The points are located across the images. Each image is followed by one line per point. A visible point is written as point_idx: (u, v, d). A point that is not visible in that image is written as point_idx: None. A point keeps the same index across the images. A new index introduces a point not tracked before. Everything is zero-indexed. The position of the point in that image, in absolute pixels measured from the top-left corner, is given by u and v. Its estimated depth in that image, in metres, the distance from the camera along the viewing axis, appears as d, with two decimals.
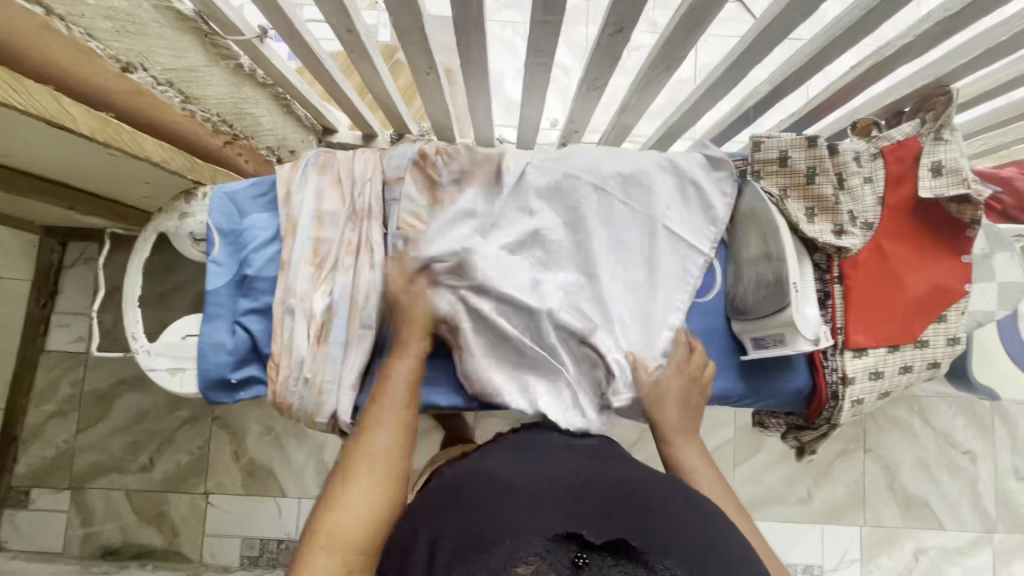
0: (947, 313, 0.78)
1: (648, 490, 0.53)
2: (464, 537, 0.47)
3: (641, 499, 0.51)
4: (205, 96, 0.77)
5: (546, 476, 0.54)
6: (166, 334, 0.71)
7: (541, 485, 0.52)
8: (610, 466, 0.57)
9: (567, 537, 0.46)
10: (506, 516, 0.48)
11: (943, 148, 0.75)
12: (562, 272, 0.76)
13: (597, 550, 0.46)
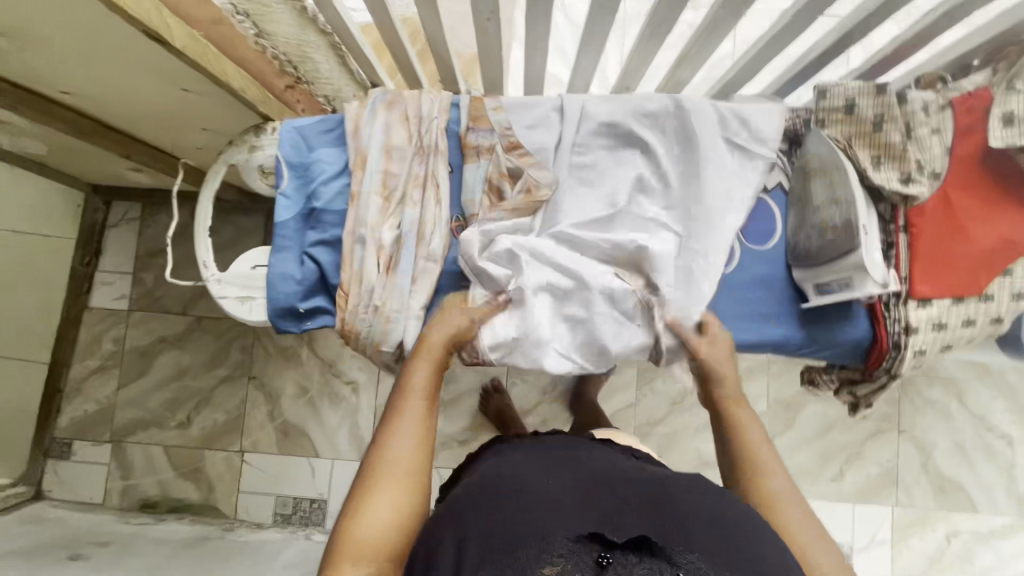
0: (1013, 268, 0.76)
1: (673, 492, 0.55)
2: (494, 535, 0.50)
3: (666, 501, 0.54)
4: (273, 32, 0.77)
5: (569, 478, 0.57)
6: (236, 264, 0.73)
7: (565, 488, 0.55)
8: (629, 471, 0.60)
9: (590, 538, 0.49)
10: (534, 515, 0.51)
11: (1015, 97, 0.73)
12: (632, 212, 0.75)
13: (620, 549, 0.49)
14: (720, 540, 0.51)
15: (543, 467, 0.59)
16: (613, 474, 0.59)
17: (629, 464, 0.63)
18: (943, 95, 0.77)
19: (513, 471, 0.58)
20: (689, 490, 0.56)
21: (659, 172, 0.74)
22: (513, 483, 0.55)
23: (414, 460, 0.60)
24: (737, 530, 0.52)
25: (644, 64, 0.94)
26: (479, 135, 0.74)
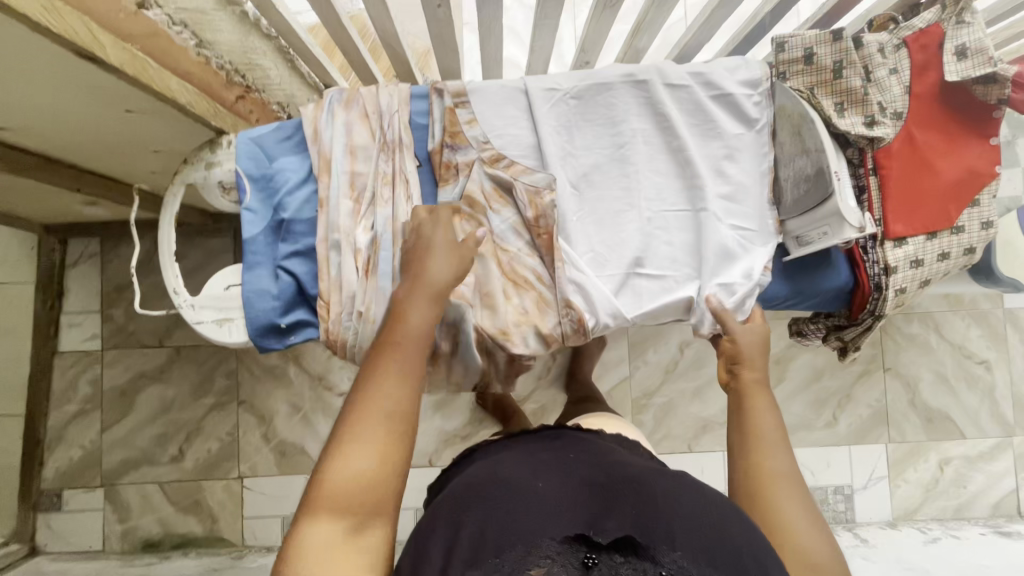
0: (979, 198, 0.78)
1: (659, 480, 0.57)
2: (488, 533, 0.51)
3: (650, 496, 0.55)
4: (217, 42, 0.75)
5: (555, 479, 0.59)
6: (208, 287, 0.70)
7: (553, 495, 0.56)
8: (615, 469, 0.61)
9: (576, 538, 0.50)
10: (523, 519, 0.52)
11: (966, 30, 0.75)
12: (648, 198, 0.76)
13: (606, 551, 0.50)
14: (699, 535, 0.51)
15: (532, 473, 0.60)
16: (602, 474, 0.60)
17: (617, 462, 0.64)
18: (896, 36, 0.79)
19: (506, 474, 0.59)
20: (668, 485, 0.57)
21: (646, 142, 0.76)
22: (505, 486, 0.57)
23: (401, 411, 0.56)
24: (718, 524, 0.52)
25: (601, 38, 0.93)
26: (457, 151, 0.73)
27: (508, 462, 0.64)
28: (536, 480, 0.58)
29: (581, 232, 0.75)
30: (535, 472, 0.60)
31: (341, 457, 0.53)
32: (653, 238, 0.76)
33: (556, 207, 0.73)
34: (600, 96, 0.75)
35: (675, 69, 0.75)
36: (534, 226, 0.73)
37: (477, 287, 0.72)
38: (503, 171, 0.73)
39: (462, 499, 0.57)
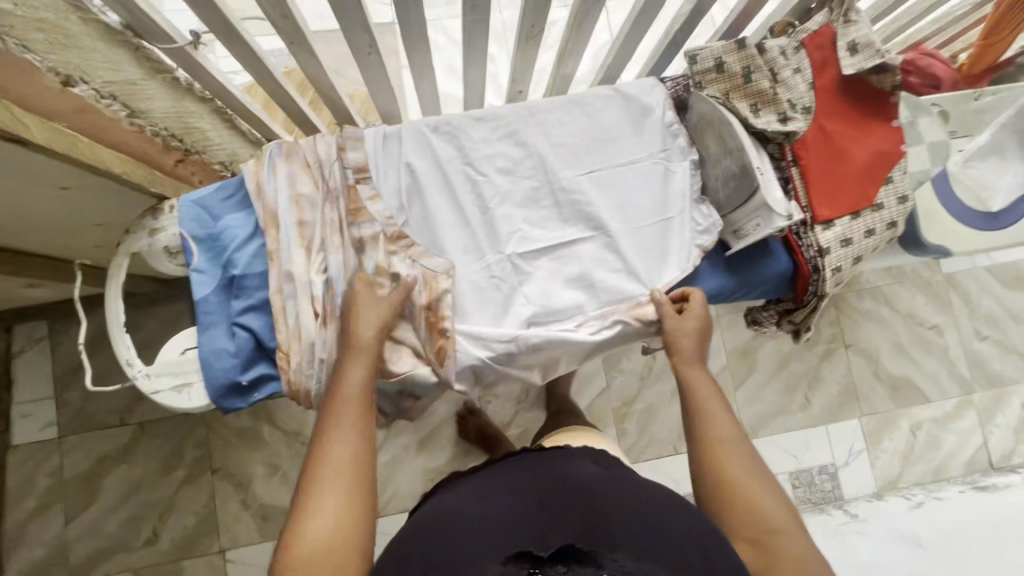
0: (891, 175, 0.85)
1: (602, 489, 0.62)
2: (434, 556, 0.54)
3: (598, 506, 0.59)
4: (150, 110, 0.75)
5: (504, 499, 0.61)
6: (163, 353, 0.68)
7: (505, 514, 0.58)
8: (560, 482, 0.64)
9: (518, 557, 0.52)
10: (472, 545, 0.54)
11: (853, 28, 0.83)
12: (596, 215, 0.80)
13: (548, 563, 0.51)
14: (641, 538, 0.55)
15: (481, 496, 0.63)
16: (549, 486, 0.63)
17: (570, 471, 0.67)
18: (794, 38, 0.86)
19: (455, 503, 0.62)
20: (609, 494, 0.61)
21: (578, 156, 0.81)
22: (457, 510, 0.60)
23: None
24: (656, 522, 0.57)
25: (529, 69, 0.98)
26: (360, 228, 0.72)
27: (465, 488, 0.66)
28: (483, 501, 0.61)
29: (462, 238, 0.77)
30: (485, 494, 0.63)
31: (305, 520, 0.52)
32: (531, 267, 0.78)
33: (451, 289, 0.74)
34: (520, 125, 0.80)
35: (591, 94, 0.82)
36: (429, 312, 0.72)
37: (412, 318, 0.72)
38: (403, 253, 0.73)
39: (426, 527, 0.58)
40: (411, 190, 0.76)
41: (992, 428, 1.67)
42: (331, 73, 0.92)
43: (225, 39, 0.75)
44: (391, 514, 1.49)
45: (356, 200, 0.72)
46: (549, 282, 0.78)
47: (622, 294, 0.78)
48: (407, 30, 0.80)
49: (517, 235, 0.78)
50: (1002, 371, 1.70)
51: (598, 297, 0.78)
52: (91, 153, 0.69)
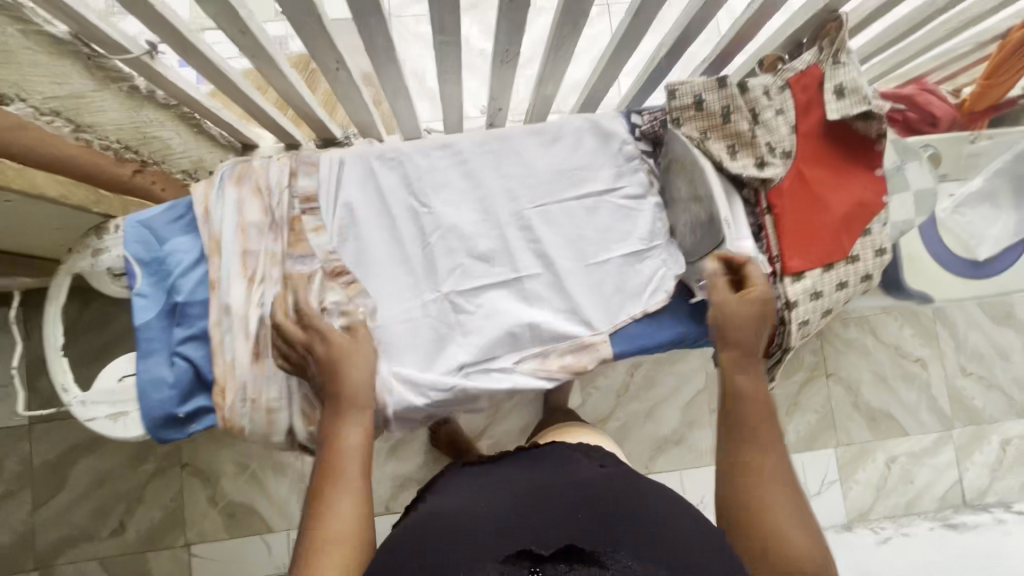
0: (870, 227, 0.82)
1: (602, 488, 0.59)
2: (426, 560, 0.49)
3: (601, 505, 0.56)
4: (100, 124, 0.74)
5: (502, 495, 0.59)
6: (100, 381, 0.67)
7: (499, 517, 0.54)
8: (561, 479, 0.61)
9: (518, 555, 0.49)
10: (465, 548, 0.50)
11: (842, 70, 0.78)
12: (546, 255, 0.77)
13: (550, 560, 0.49)
14: (644, 541, 0.52)
15: (474, 498, 0.58)
16: (548, 484, 0.60)
17: (570, 469, 0.64)
18: (779, 77, 0.83)
19: (455, 499, 0.59)
20: (609, 492, 0.58)
21: (542, 192, 0.78)
22: (456, 505, 0.57)
23: None
24: (660, 525, 0.54)
25: (508, 90, 0.95)
26: (298, 259, 0.69)
27: (462, 483, 0.64)
28: (477, 505, 0.57)
29: (400, 274, 0.74)
30: (478, 495, 0.59)
31: (324, 514, 0.53)
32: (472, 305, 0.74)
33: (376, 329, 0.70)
34: (472, 159, 0.78)
35: (553, 126, 0.80)
36: None
37: None
38: (342, 290, 0.70)
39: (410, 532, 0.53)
40: (350, 223, 0.73)
41: (968, 464, 1.66)
42: (301, 86, 0.89)
43: (181, 52, 0.72)
44: None
45: (301, 230, 0.70)
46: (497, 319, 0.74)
47: (568, 338, 0.75)
48: (373, 51, 0.77)
49: (458, 271, 0.75)
50: (984, 409, 1.68)
51: (546, 341, 0.75)
52: (25, 180, 0.63)
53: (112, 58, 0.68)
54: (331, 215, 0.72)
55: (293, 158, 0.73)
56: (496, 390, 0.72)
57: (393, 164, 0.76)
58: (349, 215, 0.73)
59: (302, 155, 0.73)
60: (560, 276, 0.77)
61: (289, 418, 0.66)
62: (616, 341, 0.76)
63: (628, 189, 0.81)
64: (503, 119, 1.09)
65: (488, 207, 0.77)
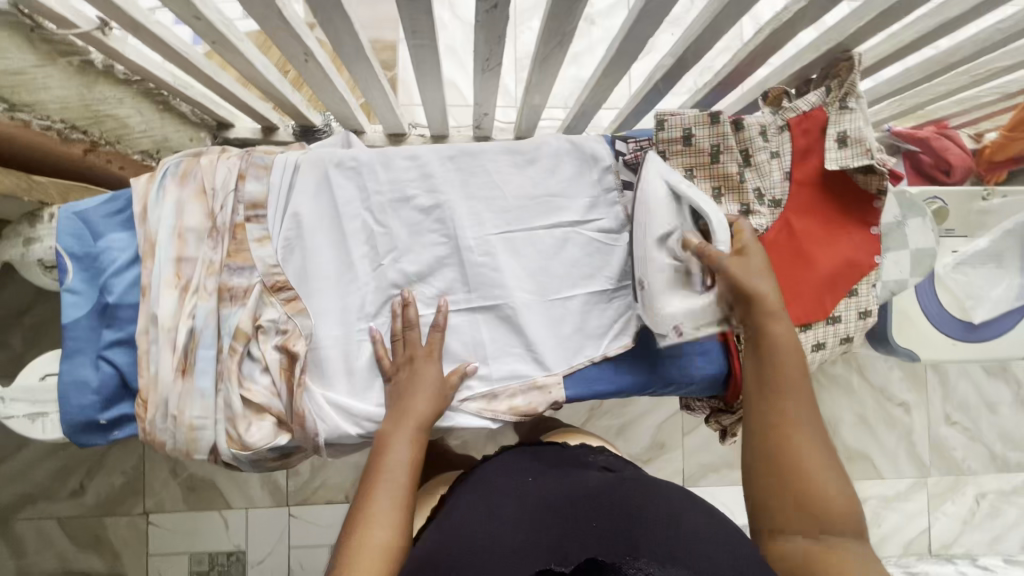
0: (856, 288, 0.76)
1: (612, 495, 0.56)
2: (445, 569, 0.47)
3: (614, 514, 0.53)
4: (41, 102, 0.69)
5: (513, 509, 0.56)
6: (22, 376, 0.64)
7: (512, 533, 0.52)
8: (569, 490, 0.58)
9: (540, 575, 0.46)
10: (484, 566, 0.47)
11: (847, 117, 0.73)
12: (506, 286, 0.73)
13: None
14: (664, 541, 0.48)
15: (486, 512, 0.56)
16: (559, 495, 0.57)
17: (576, 479, 0.61)
18: (779, 117, 0.76)
19: (465, 516, 0.56)
20: (623, 497, 0.55)
21: (510, 217, 0.73)
22: (469, 526, 0.53)
23: None
24: (678, 526, 0.51)
25: (493, 96, 0.89)
26: (235, 271, 0.65)
27: (469, 495, 0.61)
28: (490, 522, 0.54)
29: (345, 293, 0.69)
30: (490, 507, 0.56)
31: (364, 526, 0.52)
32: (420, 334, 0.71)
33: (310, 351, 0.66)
34: (438, 173, 0.72)
35: (529, 146, 0.74)
36: (293, 367, 0.65)
37: (277, 378, 0.65)
38: (280, 306, 0.66)
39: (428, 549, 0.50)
40: (295, 237, 0.68)
41: (939, 514, 1.61)
42: (271, 72, 0.84)
43: (134, 32, 0.67)
44: (315, 504, 1.48)
45: (243, 239, 0.66)
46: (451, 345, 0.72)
47: (518, 377, 0.72)
48: (344, 47, 0.72)
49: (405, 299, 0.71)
50: (964, 461, 1.63)
51: (495, 375, 0.72)
52: None
53: (64, 33, 0.65)
54: (277, 225, 0.67)
55: (243, 158, 0.68)
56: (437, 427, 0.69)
57: (350, 174, 0.70)
58: (298, 225, 0.68)
59: (256, 156, 0.68)
60: (517, 310, 0.73)
61: (213, 439, 0.63)
62: (570, 384, 0.73)
63: (603, 220, 0.75)
64: (490, 122, 1.03)
65: (449, 227, 0.72)
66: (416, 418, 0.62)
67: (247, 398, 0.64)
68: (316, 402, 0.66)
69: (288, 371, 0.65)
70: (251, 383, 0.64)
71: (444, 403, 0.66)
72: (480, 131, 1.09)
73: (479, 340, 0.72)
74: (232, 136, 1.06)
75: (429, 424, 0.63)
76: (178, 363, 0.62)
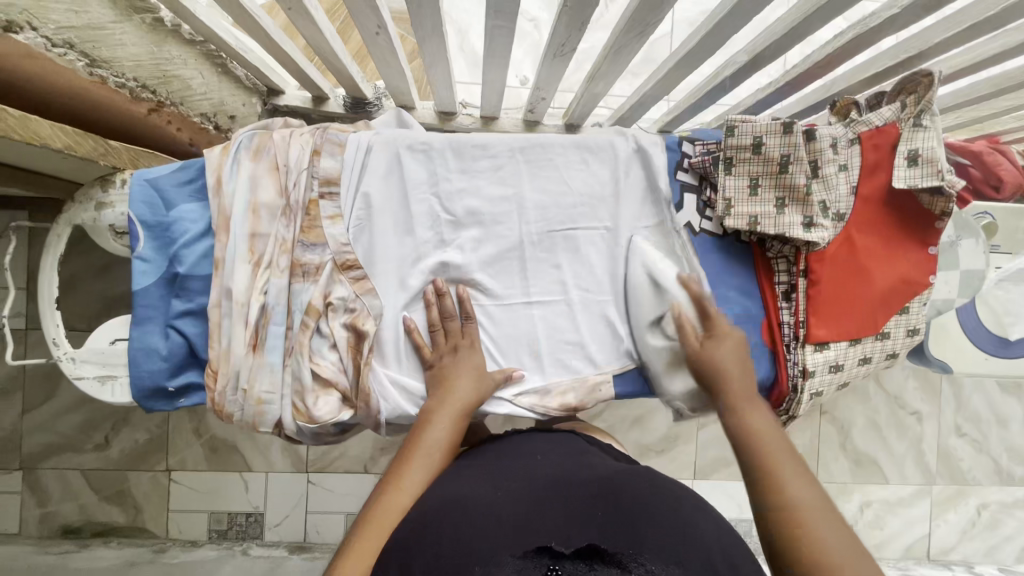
0: (909, 306, 0.77)
1: (624, 487, 0.54)
2: (443, 544, 0.46)
3: (621, 506, 0.51)
4: (117, 59, 0.70)
5: (518, 492, 0.54)
6: (92, 340, 0.65)
7: (514, 507, 0.51)
8: (579, 480, 0.57)
9: (537, 552, 0.44)
10: (480, 542, 0.46)
11: (920, 136, 0.72)
12: (566, 280, 0.74)
13: (568, 560, 0.43)
14: (667, 538, 0.47)
15: (490, 487, 0.55)
16: (564, 480, 0.57)
17: (585, 469, 0.59)
18: (852, 130, 0.76)
19: (467, 491, 0.54)
20: (636, 493, 0.52)
21: (575, 215, 0.74)
22: (470, 502, 0.52)
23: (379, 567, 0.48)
24: (685, 528, 0.48)
25: (556, 81, 0.88)
26: (308, 248, 0.66)
27: (475, 467, 0.60)
28: (492, 493, 0.54)
29: (410, 277, 0.70)
30: (498, 485, 0.56)
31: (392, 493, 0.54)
32: (484, 322, 0.73)
33: (377, 331, 0.67)
34: (507, 165, 0.72)
35: (598, 139, 0.74)
36: (358, 345, 0.66)
37: (345, 357, 0.66)
38: (349, 285, 0.67)
39: (426, 514, 0.50)
40: (365, 215, 0.69)
41: (939, 521, 1.65)
42: (335, 41, 0.83)
43: None
44: (335, 472, 1.51)
45: (316, 215, 0.66)
46: (509, 338, 0.73)
47: (574, 372, 0.73)
48: (421, 20, 0.71)
49: (468, 288, 0.72)
50: (969, 471, 1.67)
51: (549, 368, 0.73)
52: (27, 128, 0.55)
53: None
54: (349, 204, 0.68)
55: (317, 135, 0.68)
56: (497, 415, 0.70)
57: (423, 157, 0.71)
58: (369, 206, 0.69)
59: (330, 136, 0.68)
60: (575, 307, 0.74)
61: (279, 413, 0.65)
62: (619, 382, 0.74)
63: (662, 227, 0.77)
64: (544, 107, 1.03)
65: (514, 219, 0.73)
66: (460, 404, 0.64)
67: (316, 372, 0.65)
68: (376, 379, 0.67)
69: (355, 349, 0.66)
70: (320, 360, 0.65)
71: (485, 395, 0.67)
72: (532, 115, 1.09)
73: (539, 332, 0.74)
74: (283, 104, 1.05)
75: (469, 412, 0.65)
76: (248, 336, 0.63)
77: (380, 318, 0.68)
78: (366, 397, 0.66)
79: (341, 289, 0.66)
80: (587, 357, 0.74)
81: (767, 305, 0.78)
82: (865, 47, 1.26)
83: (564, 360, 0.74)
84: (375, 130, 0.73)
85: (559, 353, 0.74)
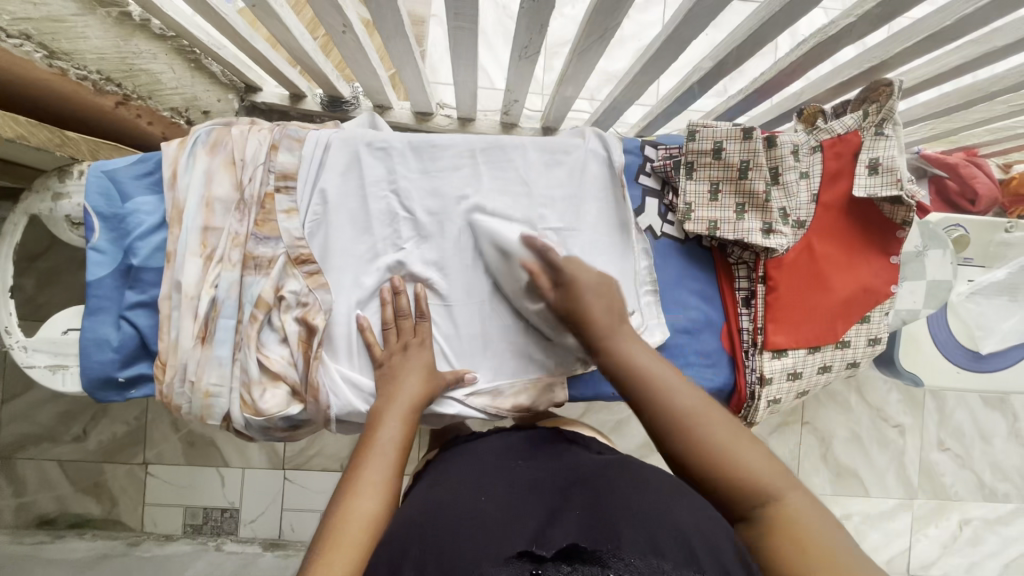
0: (870, 315, 0.77)
1: (604, 480, 0.54)
2: (427, 555, 0.45)
3: (601, 497, 0.51)
4: (79, 51, 0.71)
5: (500, 493, 0.54)
6: (44, 329, 0.65)
7: (498, 512, 0.50)
8: (566, 474, 0.57)
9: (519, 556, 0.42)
10: (463, 549, 0.45)
11: (881, 144, 0.72)
12: None
13: (552, 561, 0.42)
14: (647, 522, 0.46)
15: (472, 489, 0.55)
16: (543, 483, 0.56)
17: (569, 463, 0.60)
18: (813, 138, 0.76)
19: (451, 497, 0.54)
20: (616, 487, 0.52)
21: (534, 216, 0.74)
22: (453, 510, 0.51)
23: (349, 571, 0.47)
24: (669, 512, 0.47)
25: (526, 83, 0.88)
26: (261, 241, 0.66)
27: (458, 471, 0.59)
28: (478, 496, 0.53)
29: (366, 273, 0.70)
30: (477, 486, 0.55)
31: (350, 498, 0.53)
32: (441, 320, 0.73)
33: (328, 327, 0.67)
34: (469, 167, 0.73)
35: (558, 142, 0.75)
36: (309, 342, 0.66)
37: (297, 352, 0.66)
38: (302, 279, 0.67)
39: (405, 528, 0.50)
40: (321, 211, 0.69)
41: (920, 536, 1.64)
42: (306, 42, 0.83)
43: None
44: (312, 470, 1.51)
45: (271, 209, 0.66)
46: (465, 338, 0.73)
47: (529, 373, 0.73)
48: (383, 21, 0.71)
49: (427, 286, 0.72)
50: (951, 486, 1.66)
51: (504, 368, 0.73)
52: None
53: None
54: (306, 198, 0.68)
55: (276, 130, 0.68)
56: (447, 415, 0.70)
57: (384, 155, 0.71)
58: (326, 203, 0.69)
59: (290, 131, 0.69)
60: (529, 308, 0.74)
61: (227, 406, 0.65)
62: (575, 384, 0.73)
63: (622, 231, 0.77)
64: (519, 109, 1.03)
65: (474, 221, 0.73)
66: (408, 400, 0.63)
67: (265, 364, 0.65)
68: (327, 376, 0.67)
69: (306, 343, 0.66)
70: (270, 354, 0.65)
71: (435, 393, 0.66)
72: (507, 117, 1.09)
73: (494, 334, 0.73)
74: (261, 101, 1.06)
75: (419, 408, 0.64)
76: (196, 331, 0.64)
77: (331, 316, 0.68)
78: (315, 393, 0.65)
79: (293, 283, 0.67)
80: (541, 359, 0.73)
81: (727, 311, 0.78)
82: (847, 56, 1.25)
83: (518, 360, 0.73)
84: (340, 128, 0.73)
85: (514, 354, 0.73)
